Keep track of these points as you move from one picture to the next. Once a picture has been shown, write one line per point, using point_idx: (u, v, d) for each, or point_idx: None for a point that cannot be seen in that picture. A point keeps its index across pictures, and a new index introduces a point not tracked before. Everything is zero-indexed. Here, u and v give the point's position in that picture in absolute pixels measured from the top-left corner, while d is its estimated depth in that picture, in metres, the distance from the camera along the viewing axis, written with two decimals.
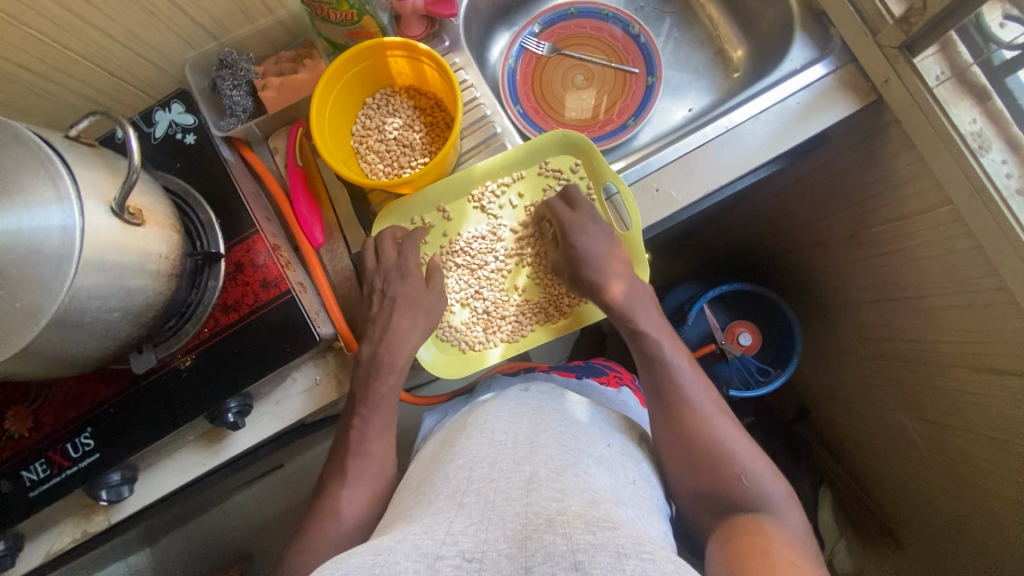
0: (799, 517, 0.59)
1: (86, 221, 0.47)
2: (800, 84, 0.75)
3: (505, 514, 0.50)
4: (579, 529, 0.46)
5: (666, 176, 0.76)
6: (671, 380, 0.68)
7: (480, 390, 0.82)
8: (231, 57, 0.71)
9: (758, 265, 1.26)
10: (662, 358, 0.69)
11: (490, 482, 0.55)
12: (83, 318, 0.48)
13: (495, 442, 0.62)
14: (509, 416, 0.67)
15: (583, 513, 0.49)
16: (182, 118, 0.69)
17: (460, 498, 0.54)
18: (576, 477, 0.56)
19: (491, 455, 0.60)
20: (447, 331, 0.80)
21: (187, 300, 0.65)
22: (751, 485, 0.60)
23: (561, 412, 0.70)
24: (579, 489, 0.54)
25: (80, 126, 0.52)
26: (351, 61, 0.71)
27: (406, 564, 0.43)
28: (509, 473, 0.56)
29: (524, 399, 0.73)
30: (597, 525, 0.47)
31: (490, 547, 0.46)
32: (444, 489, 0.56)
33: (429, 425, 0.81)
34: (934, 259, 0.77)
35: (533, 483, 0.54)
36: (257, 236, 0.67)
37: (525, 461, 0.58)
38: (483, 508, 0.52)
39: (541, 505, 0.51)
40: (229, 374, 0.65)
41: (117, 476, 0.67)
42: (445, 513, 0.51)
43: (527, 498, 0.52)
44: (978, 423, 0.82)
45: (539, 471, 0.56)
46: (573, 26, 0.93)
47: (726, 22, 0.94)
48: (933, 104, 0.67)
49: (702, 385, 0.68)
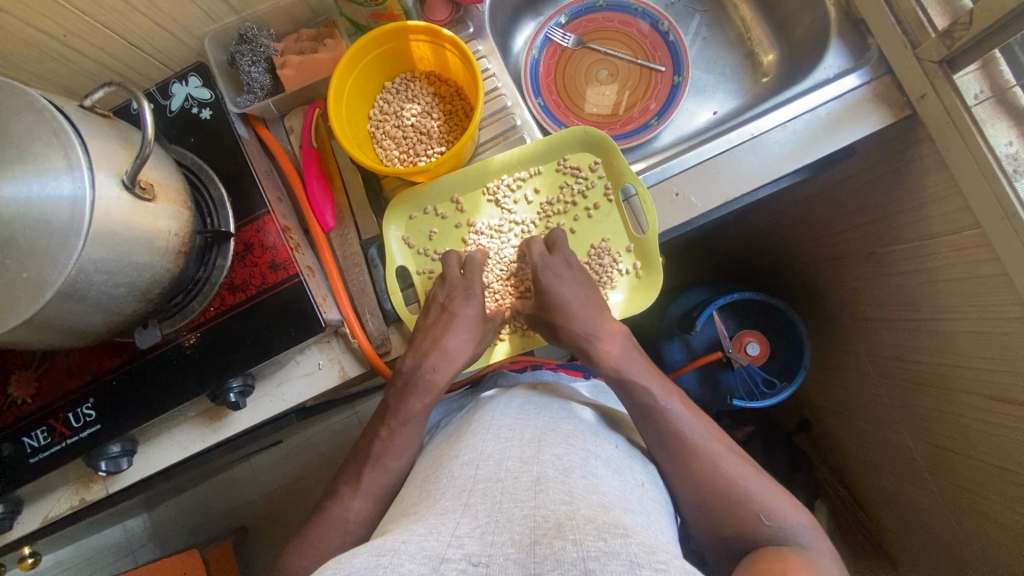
0: (824, 546, 0.58)
1: (97, 192, 0.46)
2: (832, 93, 0.72)
3: (511, 515, 0.50)
4: (591, 536, 0.45)
5: (686, 182, 0.74)
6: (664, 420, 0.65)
7: (485, 385, 0.83)
8: (252, 32, 0.70)
9: (771, 274, 1.24)
10: (659, 410, 0.66)
11: (498, 482, 0.55)
12: (89, 291, 0.48)
13: (504, 439, 0.62)
14: (515, 414, 0.67)
15: (593, 519, 0.48)
16: (199, 92, 0.68)
17: (465, 499, 0.53)
18: (585, 480, 0.55)
19: (499, 454, 0.59)
20: None
21: (194, 277, 0.64)
22: (771, 524, 0.58)
23: (568, 413, 0.69)
24: (587, 493, 0.53)
25: (95, 96, 0.51)
26: (372, 44, 0.70)
27: (411, 566, 0.43)
28: (516, 473, 0.56)
29: (533, 399, 0.72)
30: (608, 532, 0.46)
31: (498, 551, 0.46)
32: (450, 489, 0.56)
33: (435, 418, 0.80)
34: (955, 282, 0.75)
35: (541, 484, 0.54)
36: (268, 217, 0.66)
37: (531, 461, 0.57)
38: (489, 510, 0.51)
39: (550, 508, 0.50)
40: (233, 354, 0.65)
41: (117, 448, 0.67)
42: (451, 513, 0.51)
43: (535, 499, 0.52)
44: (985, 451, 0.81)
45: (547, 471, 0.56)
46: (601, 19, 0.90)
47: (758, 24, 0.91)
48: (970, 123, 0.65)
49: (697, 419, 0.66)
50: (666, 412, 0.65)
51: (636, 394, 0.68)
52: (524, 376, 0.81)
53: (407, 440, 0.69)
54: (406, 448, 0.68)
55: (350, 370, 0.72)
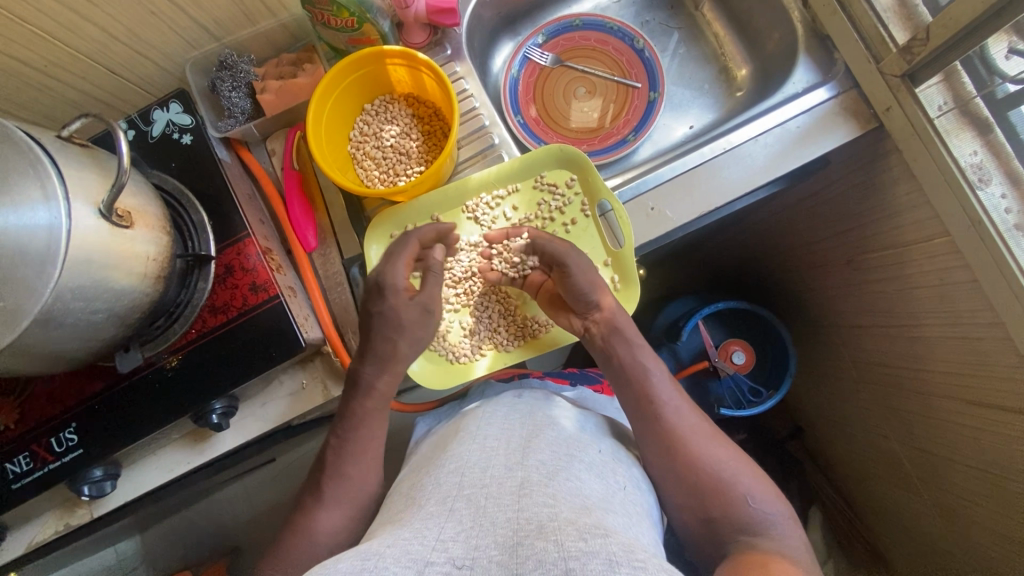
0: (800, 532, 0.60)
1: (74, 221, 0.47)
2: (801, 108, 0.74)
3: (493, 520, 0.50)
4: (572, 537, 0.46)
5: (661, 196, 0.75)
6: (653, 402, 0.66)
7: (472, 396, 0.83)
8: (231, 58, 0.71)
9: (757, 283, 1.25)
10: (649, 394, 0.67)
11: (482, 488, 0.55)
12: (67, 318, 0.49)
13: (489, 449, 0.62)
14: (501, 423, 0.68)
15: (575, 520, 0.49)
16: (180, 118, 0.69)
17: (449, 506, 0.54)
18: (569, 483, 0.56)
19: (484, 461, 0.60)
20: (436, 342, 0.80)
21: (176, 299, 0.65)
22: (755, 508, 0.60)
23: (550, 419, 0.70)
24: (570, 496, 0.54)
25: (72, 127, 0.52)
26: (351, 67, 0.71)
27: (396, 568, 0.43)
28: (501, 478, 0.57)
29: (518, 407, 0.73)
30: (589, 533, 0.47)
31: (482, 554, 0.46)
32: (433, 496, 0.56)
33: (421, 431, 0.81)
34: (929, 289, 0.77)
35: (525, 489, 0.54)
36: (248, 239, 0.67)
37: (517, 466, 0.58)
38: (474, 515, 0.51)
39: (532, 511, 0.51)
40: (215, 375, 0.65)
41: (101, 472, 0.67)
42: (435, 518, 0.51)
43: (518, 503, 0.52)
44: (967, 455, 0.82)
45: (531, 476, 0.57)
46: (578, 38, 0.92)
47: (731, 40, 0.93)
48: (934, 134, 0.66)
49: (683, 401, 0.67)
50: (656, 392, 0.67)
51: (631, 376, 0.69)
52: (509, 386, 0.81)
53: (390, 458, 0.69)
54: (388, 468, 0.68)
55: (333, 390, 0.72)
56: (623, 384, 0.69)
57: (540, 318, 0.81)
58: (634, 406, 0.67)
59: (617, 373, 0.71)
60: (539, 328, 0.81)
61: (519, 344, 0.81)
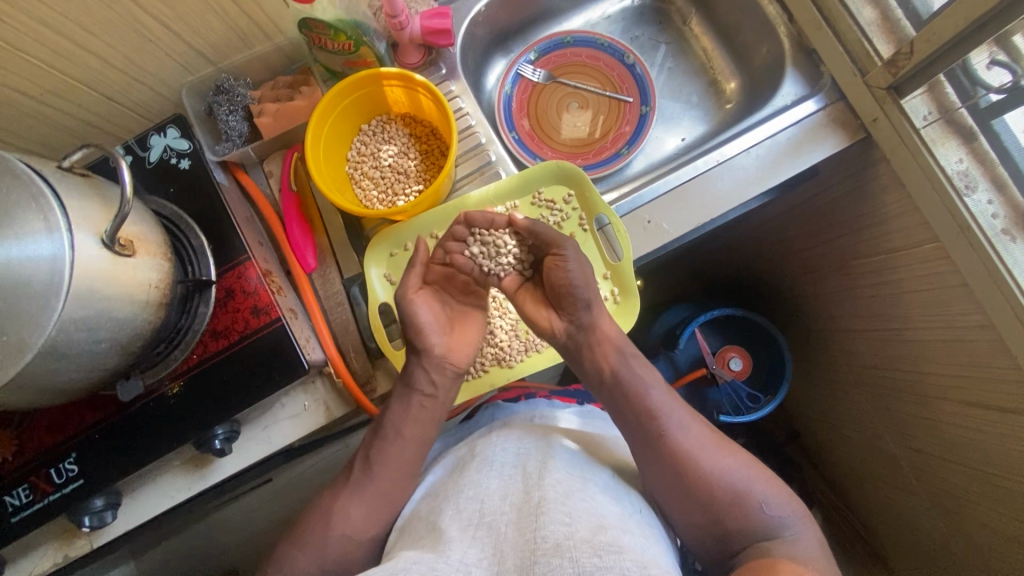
0: (812, 528, 0.61)
1: (76, 252, 0.47)
2: (791, 119, 0.76)
3: (511, 541, 0.52)
4: (586, 553, 0.48)
5: (656, 210, 0.77)
6: (655, 418, 0.66)
7: (482, 418, 0.85)
8: (229, 82, 0.72)
9: (751, 289, 1.27)
10: (650, 409, 0.66)
11: (501, 512, 0.57)
12: (70, 349, 0.48)
13: (506, 476, 0.63)
14: (517, 445, 0.69)
15: (591, 538, 0.50)
16: (177, 143, 0.69)
17: (471, 533, 0.55)
18: (584, 502, 0.57)
19: (503, 488, 0.61)
20: None
21: (177, 325, 0.64)
22: (769, 514, 0.61)
23: (562, 439, 0.70)
24: (587, 513, 0.55)
25: (74, 157, 0.52)
26: (348, 90, 0.72)
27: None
28: (519, 502, 0.58)
29: (531, 428, 0.73)
30: (604, 549, 0.49)
31: None
32: (456, 521, 0.58)
33: (438, 454, 0.83)
34: (920, 293, 0.78)
35: (541, 507, 0.55)
36: (249, 261, 0.67)
37: (534, 488, 0.59)
38: (494, 540, 0.53)
39: (549, 529, 0.52)
40: (218, 400, 0.65)
41: (101, 502, 0.66)
42: (458, 543, 0.54)
43: (536, 523, 0.53)
44: (964, 455, 0.83)
45: (547, 495, 0.57)
46: (569, 55, 0.93)
47: (719, 54, 0.95)
48: (920, 143, 0.68)
49: (685, 414, 0.67)
50: (656, 406, 0.66)
51: (627, 391, 0.68)
52: (517, 408, 0.82)
53: (393, 478, 0.69)
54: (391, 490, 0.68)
55: (335, 411, 0.72)
56: (621, 400, 0.68)
57: None
58: (636, 421, 0.66)
59: (612, 390, 0.69)
60: (541, 343, 0.81)
61: (524, 358, 0.80)
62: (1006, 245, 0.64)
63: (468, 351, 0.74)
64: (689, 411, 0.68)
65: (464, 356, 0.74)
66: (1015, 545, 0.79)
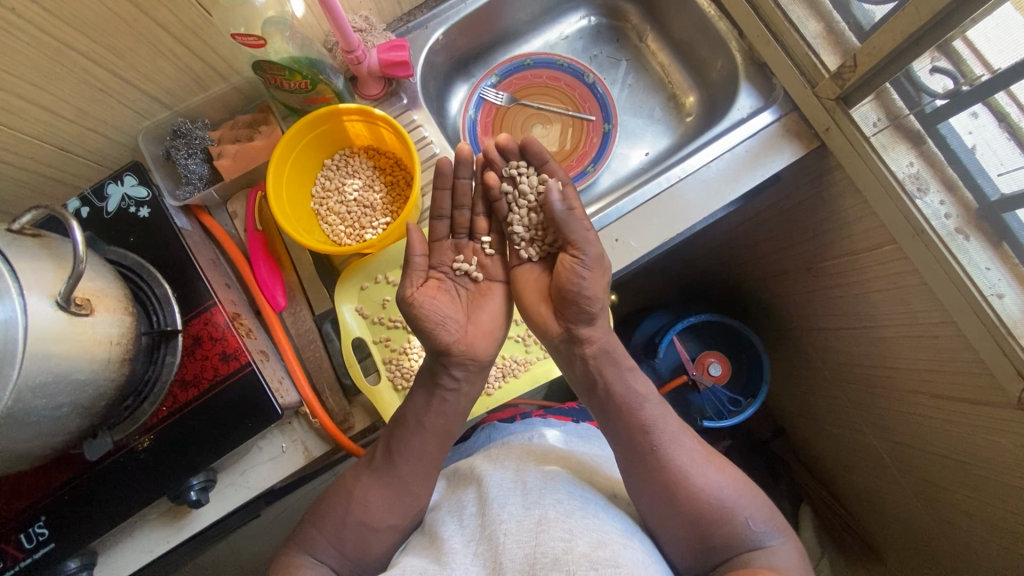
0: (792, 540, 0.63)
1: (30, 316, 0.46)
2: (747, 132, 0.78)
3: (510, 555, 0.54)
4: (583, 566, 0.50)
5: (624, 227, 0.78)
6: (649, 431, 0.65)
7: (480, 439, 0.87)
8: (185, 126, 0.71)
9: (726, 294, 1.28)
10: (643, 423, 0.65)
11: (501, 523, 0.58)
12: (30, 416, 0.47)
13: (508, 486, 0.64)
14: (516, 462, 0.69)
15: (590, 553, 0.52)
16: (136, 191, 0.68)
17: (473, 548, 0.57)
18: (586, 520, 0.58)
19: (503, 497, 0.62)
20: (398, 376, 0.75)
21: (143, 378, 0.63)
22: (755, 530, 0.62)
23: (567, 462, 0.72)
24: (589, 530, 0.56)
25: (24, 220, 0.51)
26: (308, 127, 0.72)
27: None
28: (519, 515, 0.58)
29: (530, 448, 0.75)
30: (601, 562, 0.51)
31: None
32: (457, 535, 0.60)
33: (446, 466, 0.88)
34: (884, 292, 0.80)
35: (542, 524, 0.57)
36: (215, 307, 0.66)
37: (534, 505, 0.60)
38: (494, 554, 0.55)
39: (548, 544, 0.54)
40: (193, 450, 0.64)
41: (76, 563, 0.64)
42: (461, 557, 0.56)
43: (536, 538, 0.55)
44: (940, 445, 0.85)
45: (548, 512, 0.58)
46: (530, 76, 0.94)
47: (676, 69, 0.97)
48: (870, 150, 0.70)
49: (678, 429, 0.67)
50: (650, 421, 0.65)
51: (622, 407, 0.66)
52: (512, 428, 0.85)
53: (373, 515, 0.64)
54: (377, 520, 0.64)
55: (315, 451, 0.71)
56: (613, 415, 0.67)
57: (519, 356, 0.81)
58: (630, 434, 0.66)
59: (606, 403, 0.68)
60: (518, 367, 0.81)
61: (502, 384, 0.80)
62: (959, 244, 0.66)
63: (487, 345, 0.69)
64: (679, 424, 0.68)
65: (487, 349, 0.69)
66: (994, 530, 0.81)
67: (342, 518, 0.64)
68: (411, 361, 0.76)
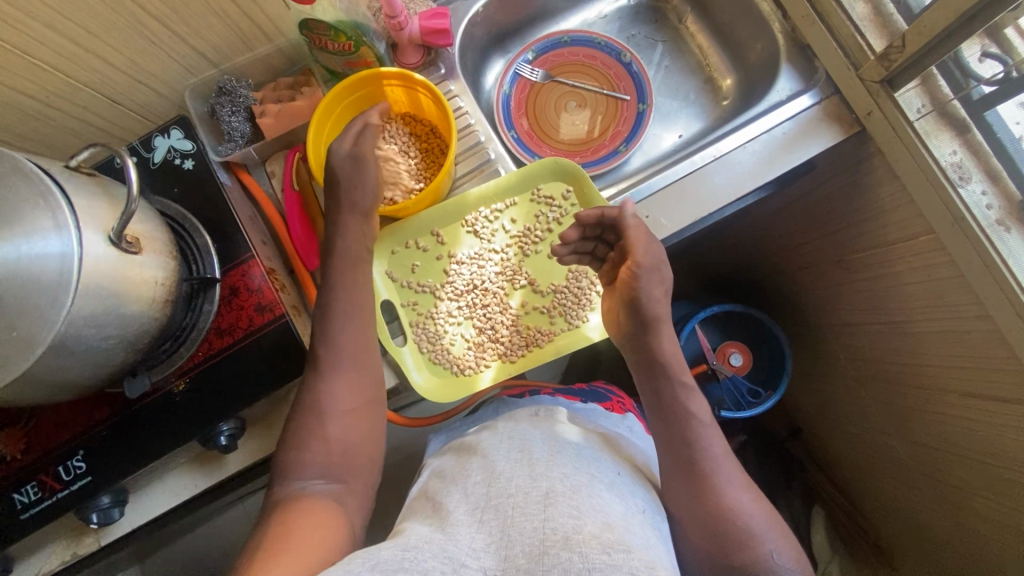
0: None
1: (84, 249, 0.48)
2: (786, 114, 0.77)
3: (520, 533, 0.53)
4: (596, 549, 0.49)
5: (656, 205, 0.77)
6: (694, 438, 0.66)
7: (487, 411, 0.86)
8: (230, 83, 0.73)
9: (749, 288, 1.27)
10: (691, 426, 0.67)
11: (509, 497, 0.59)
12: (79, 345, 0.49)
13: (513, 459, 0.66)
14: (522, 436, 0.71)
15: (600, 535, 0.52)
16: (181, 143, 0.70)
17: (478, 516, 0.57)
18: (590, 498, 0.58)
19: (511, 469, 0.63)
20: (439, 353, 0.80)
21: (182, 323, 0.65)
22: (778, 565, 0.59)
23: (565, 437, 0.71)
24: (594, 511, 0.56)
25: (81, 156, 0.53)
26: (348, 90, 0.73)
27: (433, 563, 0.48)
28: (526, 488, 0.59)
29: (535, 424, 0.75)
30: (613, 547, 0.50)
31: (510, 564, 0.50)
32: (463, 504, 0.60)
33: (434, 447, 0.85)
34: (917, 285, 0.79)
35: (551, 498, 0.57)
36: (252, 260, 0.68)
37: (540, 478, 0.61)
38: (502, 525, 0.55)
39: (558, 521, 0.54)
40: (222, 399, 0.66)
41: (107, 498, 0.66)
42: (465, 527, 0.55)
43: (545, 513, 0.55)
44: (967, 446, 0.83)
45: (556, 487, 0.59)
46: (567, 54, 0.94)
47: (714, 51, 0.96)
48: (913, 136, 0.69)
49: (724, 450, 0.67)
50: (696, 430, 0.67)
51: (676, 411, 0.68)
52: (520, 403, 0.84)
53: None
54: None
55: None
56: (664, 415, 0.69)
57: (544, 327, 0.81)
58: (675, 434, 0.67)
59: (659, 407, 0.69)
60: (542, 337, 0.80)
61: (525, 353, 0.80)
62: (1000, 235, 0.64)
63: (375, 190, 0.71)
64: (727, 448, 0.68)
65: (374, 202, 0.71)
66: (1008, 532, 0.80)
67: None
68: (436, 326, 0.81)
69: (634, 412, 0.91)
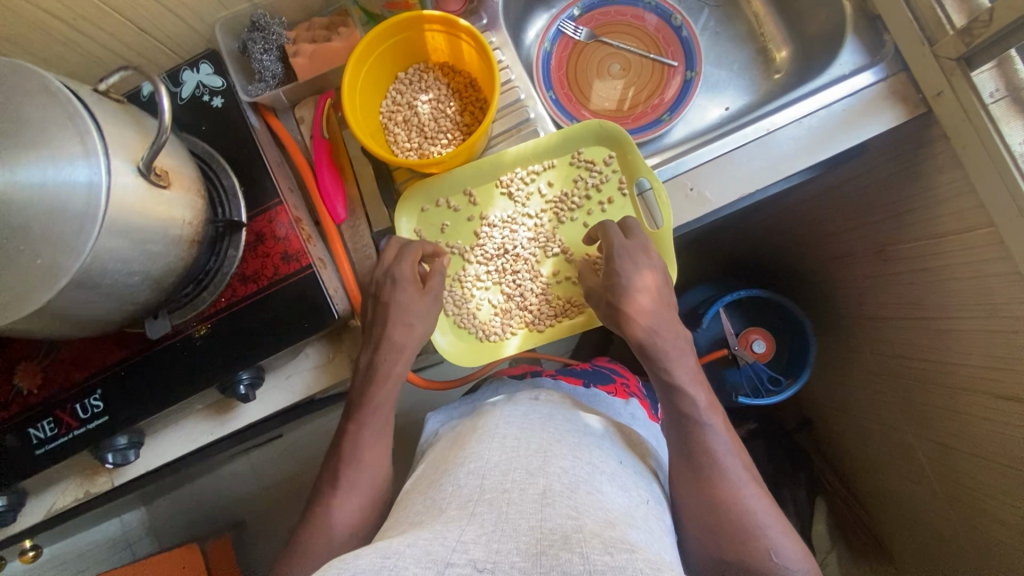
0: None
1: (112, 178, 0.45)
2: (847, 89, 0.72)
3: (517, 527, 0.50)
4: (597, 548, 0.46)
5: (700, 177, 0.73)
6: (699, 433, 0.63)
7: (485, 391, 0.84)
8: (264, 19, 0.70)
9: (777, 274, 1.24)
10: (697, 421, 0.64)
11: (503, 493, 0.55)
12: (104, 280, 0.47)
13: (510, 447, 0.62)
14: (520, 423, 0.67)
15: (600, 533, 0.49)
16: (210, 79, 0.67)
17: (471, 510, 0.53)
18: (590, 496, 0.55)
19: (505, 463, 0.59)
20: (466, 318, 0.78)
21: (205, 268, 0.63)
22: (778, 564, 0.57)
23: (573, 423, 0.69)
24: (593, 509, 0.53)
25: (110, 81, 0.50)
26: (386, 34, 0.69)
27: (415, 569, 0.42)
28: (522, 484, 0.56)
29: (538, 408, 0.72)
30: (614, 547, 0.47)
31: (503, 559, 0.46)
32: (456, 496, 0.56)
33: (434, 426, 0.81)
34: (963, 280, 0.76)
35: (548, 496, 0.54)
36: (280, 207, 0.65)
37: (538, 473, 0.58)
38: (497, 520, 0.51)
39: (556, 520, 0.50)
40: (241, 348, 0.64)
41: (123, 440, 0.66)
42: (457, 523, 0.50)
43: (541, 513, 0.52)
44: (992, 450, 0.80)
45: (553, 485, 0.55)
46: (614, 13, 0.89)
47: (771, 20, 0.91)
48: (986, 121, 0.64)
49: (732, 446, 0.64)
50: (703, 426, 0.63)
51: (683, 407, 0.64)
52: (522, 385, 0.81)
53: None
54: None
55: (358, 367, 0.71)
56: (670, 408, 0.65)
57: (574, 298, 0.78)
58: (681, 429, 0.64)
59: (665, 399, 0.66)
60: (571, 309, 0.78)
61: (552, 324, 0.78)
62: None
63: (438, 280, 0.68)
64: (734, 444, 0.64)
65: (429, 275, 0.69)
66: None
67: (377, 428, 0.64)
68: (463, 289, 0.79)
69: (638, 394, 0.90)
